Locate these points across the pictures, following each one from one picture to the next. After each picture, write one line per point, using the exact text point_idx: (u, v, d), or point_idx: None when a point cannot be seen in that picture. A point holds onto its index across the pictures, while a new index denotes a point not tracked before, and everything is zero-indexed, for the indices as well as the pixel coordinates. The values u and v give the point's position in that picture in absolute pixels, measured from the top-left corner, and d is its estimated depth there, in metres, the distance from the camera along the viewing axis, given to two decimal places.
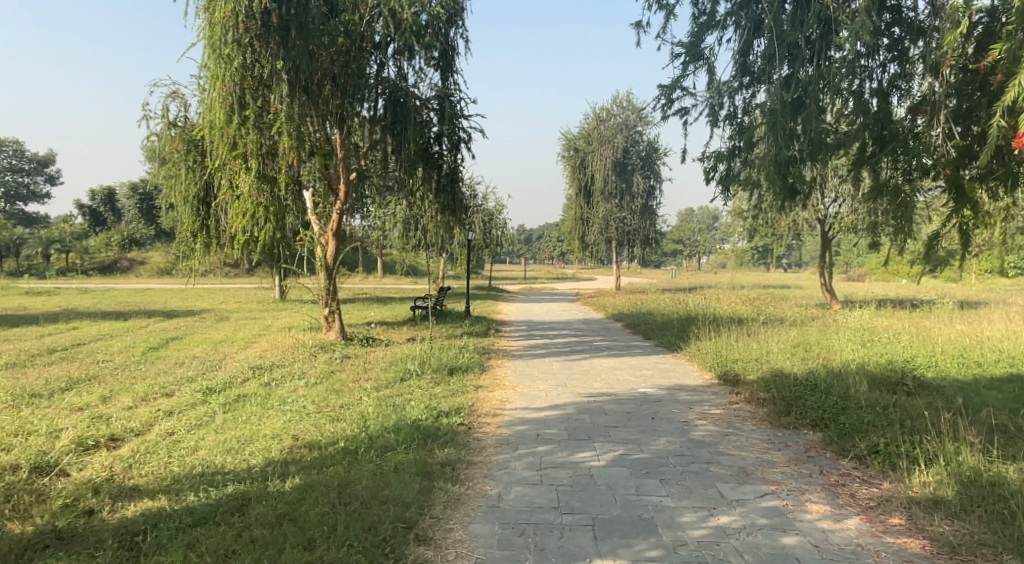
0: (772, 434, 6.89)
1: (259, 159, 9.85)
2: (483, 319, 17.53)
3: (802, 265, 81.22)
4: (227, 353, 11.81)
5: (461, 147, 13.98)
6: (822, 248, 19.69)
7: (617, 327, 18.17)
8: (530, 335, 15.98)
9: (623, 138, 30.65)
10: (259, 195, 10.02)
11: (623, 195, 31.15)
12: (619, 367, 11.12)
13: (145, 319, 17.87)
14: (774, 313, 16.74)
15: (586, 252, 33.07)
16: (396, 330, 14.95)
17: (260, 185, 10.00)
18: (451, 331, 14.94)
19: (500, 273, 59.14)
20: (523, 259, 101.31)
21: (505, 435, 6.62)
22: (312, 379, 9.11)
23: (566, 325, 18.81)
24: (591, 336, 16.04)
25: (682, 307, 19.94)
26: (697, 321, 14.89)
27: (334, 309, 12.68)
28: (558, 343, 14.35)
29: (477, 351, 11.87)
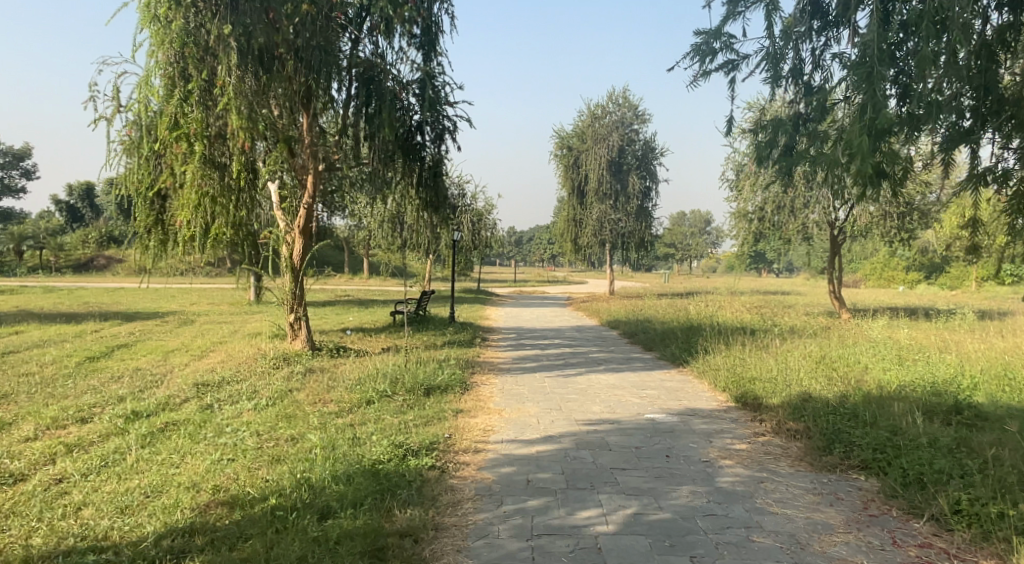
0: (815, 480, 5.65)
1: (204, 141, 8.65)
2: (469, 326, 16.22)
3: (795, 270, 80.33)
4: (178, 365, 10.45)
5: (445, 139, 12.69)
6: (832, 253, 18.48)
7: (614, 336, 16.87)
8: (519, 344, 14.66)
9: (618, 136, 29.41)
10: (203, 183, 8.81)
11: (618, 196, 29.94)
12: (620, 385, 9.84)
13: (101, 322, 16.45)
14: (784, 323, 15.50)
15: (579, 254, 31.82)
16: (374, 339, 13.59)
17: (207, 170, 8.80)
18: (433, 340, 13.61)
19: (491, 276, 57.94)
20: (514, 261, 99.95)
21: (487, 482, 5.33)
22: (263, 400, 7.78)
23: (559, 333, 17.51)
24: (586, 346, 14.75)
25: (682, 315, 18.69)
26: (703, 331, 13.62)
27: (300, 314, 11.30)
28: (551, 355, 13.04)
29: (460, 364, 10.57)
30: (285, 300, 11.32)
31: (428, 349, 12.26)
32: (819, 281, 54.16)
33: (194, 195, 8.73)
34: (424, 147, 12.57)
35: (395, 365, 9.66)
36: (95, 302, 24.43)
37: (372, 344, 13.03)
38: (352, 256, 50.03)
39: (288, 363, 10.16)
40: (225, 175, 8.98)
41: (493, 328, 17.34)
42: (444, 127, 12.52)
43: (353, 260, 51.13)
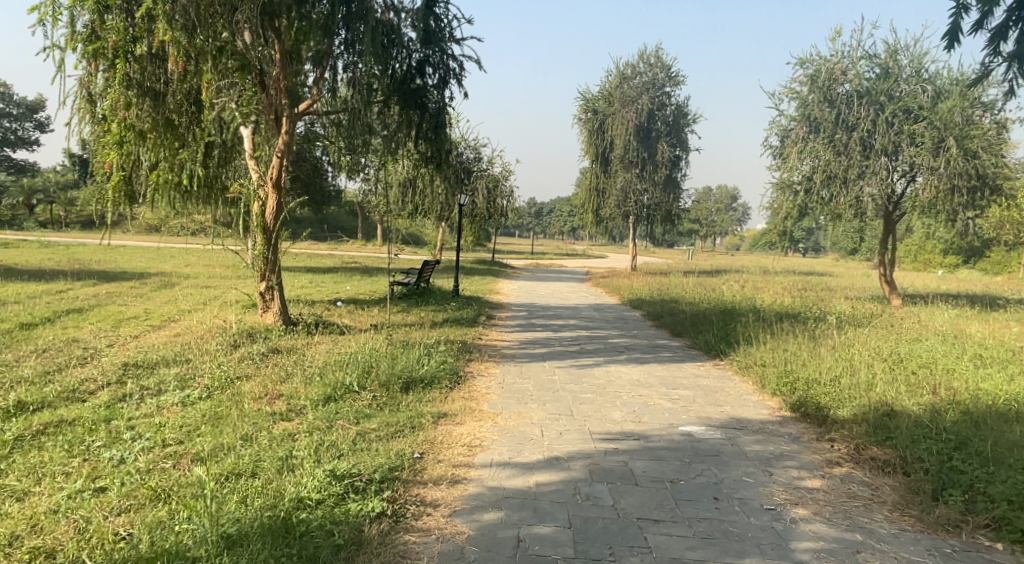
0: (934, 551, 3.97)
1: (127, 59, 8.04)
2: (475, 302, 14.50)
3: (822, 252, 77.86)
4: (124, 338, 8.85)
5: (450, 82, 10.89)
6: (885, 232, 16.74)
7: (637, 318, 15.06)
8: (530, 324, 12.93)
9: (648, 99, 27.38)
10: (131, 115, 8.41)
11: (645, 164, 27.91)
12: (646, 382, 8.11)
13: (74, 282, 15.01)
14: (833, 310, 13.62)
15: (601, 226, 29.93)
16: (363, 314, 11.91)
17: (137, 98, 8.34)
18: (431, 318, 11.92)
19: (509, 248, 56.19)
20: (534, 233, 97.91)
21: (458, 544, 3.70)
22: (198, 391, 6.16)
23: (575, 311, 15.73)
24: (606, 328, 12.97)
25: (714, 296, 16.84)
26: (740, 318, 11.79)
27: (273, 283, 9.60)
28: (564, 339, 11.29)
29: (455, 348, 8.89)
30: (256, 264, 9.65)
31: (423, 328, 10.55)
32: (850, 264, 51.76)
33: (120, 129, 8.35)
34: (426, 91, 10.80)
35: (377, 347, 7.98)
36: (86, 258, 23.12)
37: (360, 319, 11.38)
38: (367, 222, 48.49)
39: (251, 341, 8.53)
40: (163, 104, 8.59)
41: (502, 304, 15.59)
42: (448, 67, 10.74)
43: (368, 225, 49.60)
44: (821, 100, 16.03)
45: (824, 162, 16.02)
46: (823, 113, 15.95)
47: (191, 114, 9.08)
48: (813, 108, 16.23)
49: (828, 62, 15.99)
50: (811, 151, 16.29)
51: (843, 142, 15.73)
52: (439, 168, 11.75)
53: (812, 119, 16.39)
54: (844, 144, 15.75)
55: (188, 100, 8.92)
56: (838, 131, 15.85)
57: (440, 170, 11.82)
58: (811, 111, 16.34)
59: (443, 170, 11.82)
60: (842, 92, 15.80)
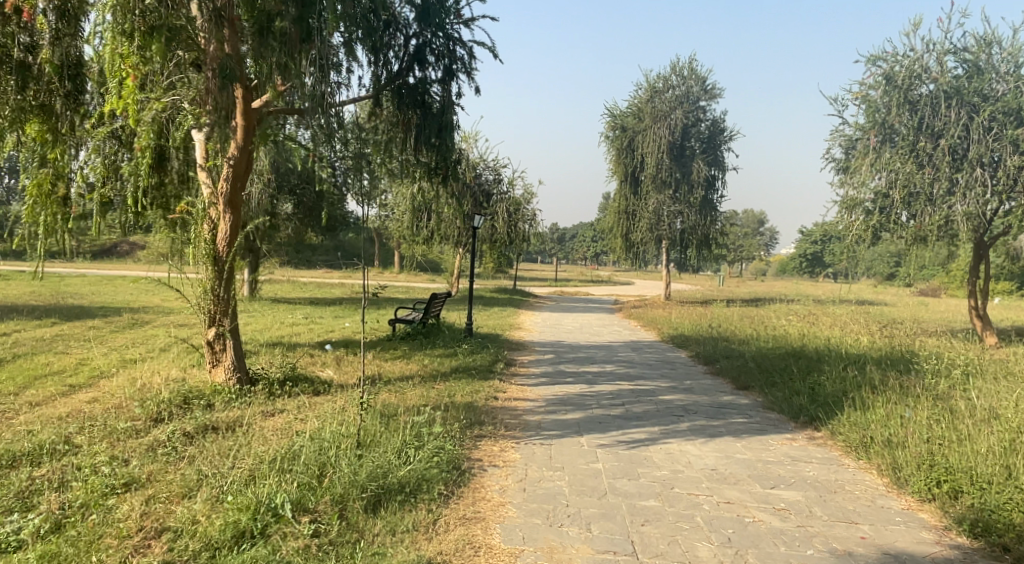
0: None
1: None
2: (491, 343, 12.12)
3: (855, 276, 74.63)
4: (17, 408, 6.42)
5: (456, 75, 8.67)
6: (978, 257, 14.96)
7: (685, 361, 12.58)
8: (557, 372, 10.52)
9: (682, 114, 25.17)
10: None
11: (679, 184, 25.64)
12: (730, 475, 5.80)
13: (25, 320, 12.84)
14: (933, 358, 11.05)
15: (630, 253, 27.54)
16: (351, 365, 9.46)
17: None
18: (435, 369, 9.51)
19: (527, 274, 53.82)
20: (556, 258, 95.37)
21: None
22: (50, 516, 4.05)
23: (610, 352, 13.28)
24: (652, 377, 10.52)
25: (777, 335, 14.28)
26: (825, 376, 9.29)
27: (225, 328, 7.19)
28: (603, 394, 8.86)
29: (462, 419, 6.58)
30: (204, 304, 7.20)
31: (424, 388, 8.10)
32: (890, 291, 48.61)
33: None
34: (427, 85, 8.63)
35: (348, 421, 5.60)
36: (69, 291, 21.00)
37: (345, 374, 8.94)
38: (382, 247, 46.39)
39: (181, 413, 6.10)
40: (31, 81, 6.77)
41: (523, 345, 13.19)
42: (455, 56, 8.54)
43: (384, 252, 47.43)
44: (900, 103, 14.05)
45: (894, 175, 14.20)
46: (901, 119, 14.02)
47: (67, 91, 7.11)
48: (888, 113, 14.31)
49: (905, 58, 14.05)
50: (886, 162, 14.31)
51: (927, 151, 13.83)
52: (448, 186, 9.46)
53: (886, 126, 14.43)
54: (928, 154, 13.85)
55: (61, 76, 7.00)
56: (920, 137, 13.91)
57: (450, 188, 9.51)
58: (888, 116, 14.34)
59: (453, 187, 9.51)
60: (924, 94, 13.88)
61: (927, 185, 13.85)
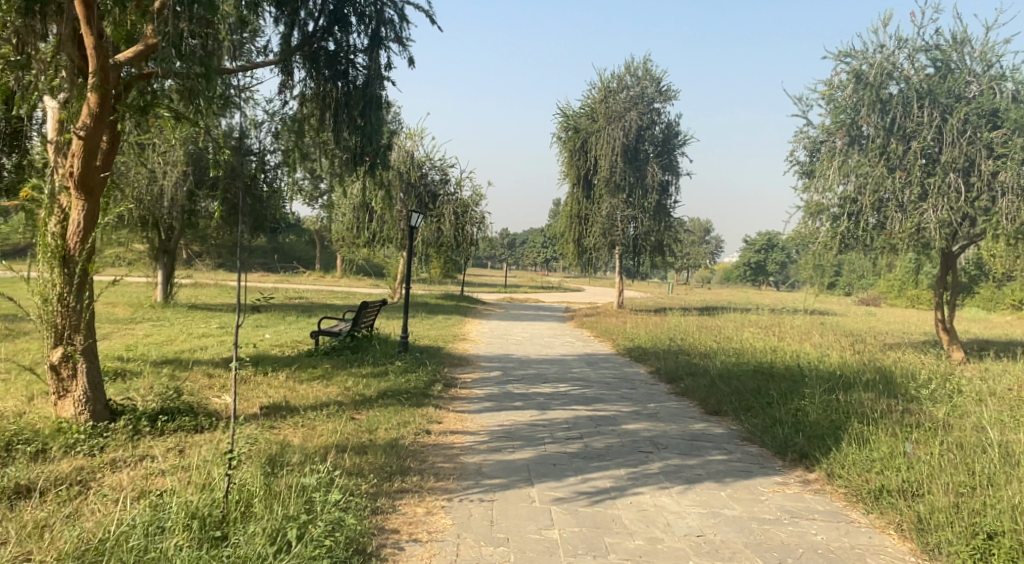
0: None
1: None
2: (429, 359, 10.65)
3: (800, 286, 75.50)
4: None
5: (386, 44, 7.25)
6: (946, 269, 13.96)
7: (646, 379, 11.35)
8: (504, 394, 9.13)
9: (637, 115, 24.13)
10: None
11: (633, 188, 24.60)
12: (722, 544, 4.55)
13: None
14: (917, 380, 10.03)
15: (581, 259, 26.38)
16: (254, 390, 7.93)
17: None
18: (359, 394, 8.02)
19: (476, 279, 52.43)
20: (504, 263, 94.01)
21: None
22: None
23: (563, 368, 11.95)
24: (612, 400, 9.21)
25: (741, 349, 13.17)
26: (808, 402, 8.17)
27: (75, 350, 5.65)
28: (557, 424, 7.51)
29: (380, 469, 5.19)
30: (48, 320, 5.63)
31: (337, 422, 6.63)
32: (838, 300, 48.75)
33: None
34: (351, 53, 7.24)
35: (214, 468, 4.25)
36: None
37: (246, 402, 7.40)
38: (322, 249, 44.27)
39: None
40: None
41: (466, 360, 11.76)
42: (384, 19, 7.11)
43: (324, 255, 45.29)
44: (871, 102, 12.96)
45: (862, 177, 13.20)
46: (871, 119, 13.00)
47: None
48: (857, 113, 13.29)
49: (876, 54, 13.04)
50: (855, 166, 13.30)
51: (898, 154, 12.80)
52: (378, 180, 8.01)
53: (854, 128, 13.44)
54: (899, 157, 12.81)
55: None
56: (891, 139, 12.91)
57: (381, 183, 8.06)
58: (858, 115, 13.36)
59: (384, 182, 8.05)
60: (893, 93, 12.87)
61: (898, 191, 12.82)
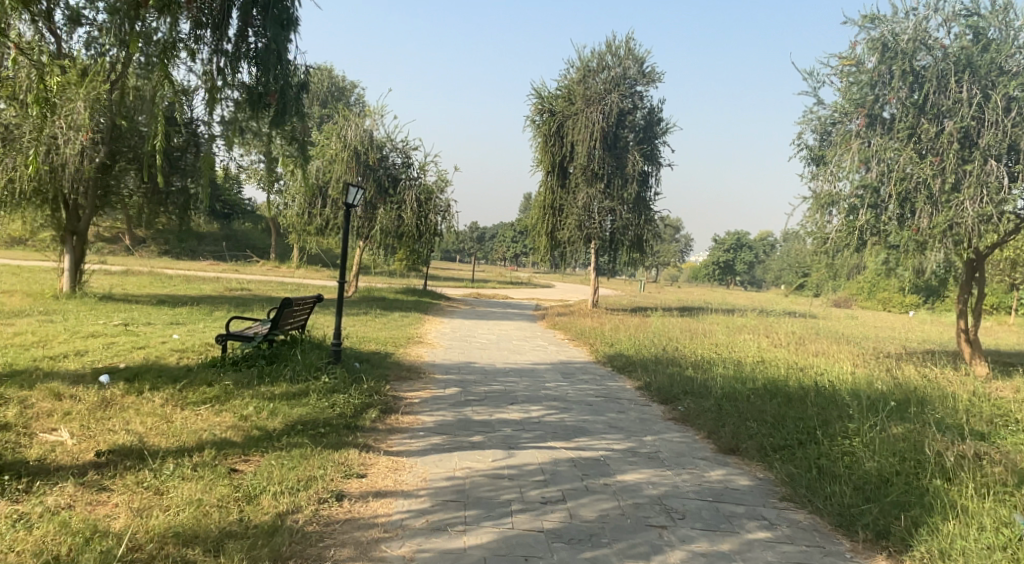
0: None
1: None
2: (367, 372, 8.43)
3: (772, 287, 74.72)
4: None
5: None
6: (972, 271, 12.03)
7: (637, 396, 9.28)
8: (459, 422, 6.98)
9: (618, 97, 22.11)
10: None
11: (612, 177, 22.65)
12: None
13: None
14: (971, 409, 8.13)
15: (554, 254, 24.32)
16: (106, 426, 5.78)
17: None
18: (256, 429, 5.85)
19: (442, 274, 50.12)
20: (472, 257, 91.73)
21: None
22: None
23: (535, 382, 9.82)
24: (599, 432, 7.11)
25: (744, 360, 11.21)
26: (860, 440, 6.18)
27: None
28: (529, 474, 5.40)
29: None
30: None
31: (196, 487, 4.50)
32: (815, 301, 47.47)
33: None
34: None
35: None
36: None
37: (80, 447, 5.24)
38: (277, 238, 41.47)
39: None
40: None
41: (416, 371, 9.56)
42: None
43: (280, 245, 42.47)
44: (899, 75, 11.03)
45: (886, 163, 11.13)
46: (899, 92, 11.07)
47: None
48: (884, 88, 11.32)
49: (904, 21, 11.15)
50: (876, 150, 11.24)
51: (929, 135, 10.87)
52: (291, 136, 6.99)
53: (875, 106, 11.45)
54: (932, 139, 10.88)
55: None
56: (921, 119, 10.97)
57: (291, 138, 6.99)
58: (881, 91, 11.38)
59: (297, 138, 7.00)
60: (925, 66, 11.02)
61: (931, 177, 10.69)
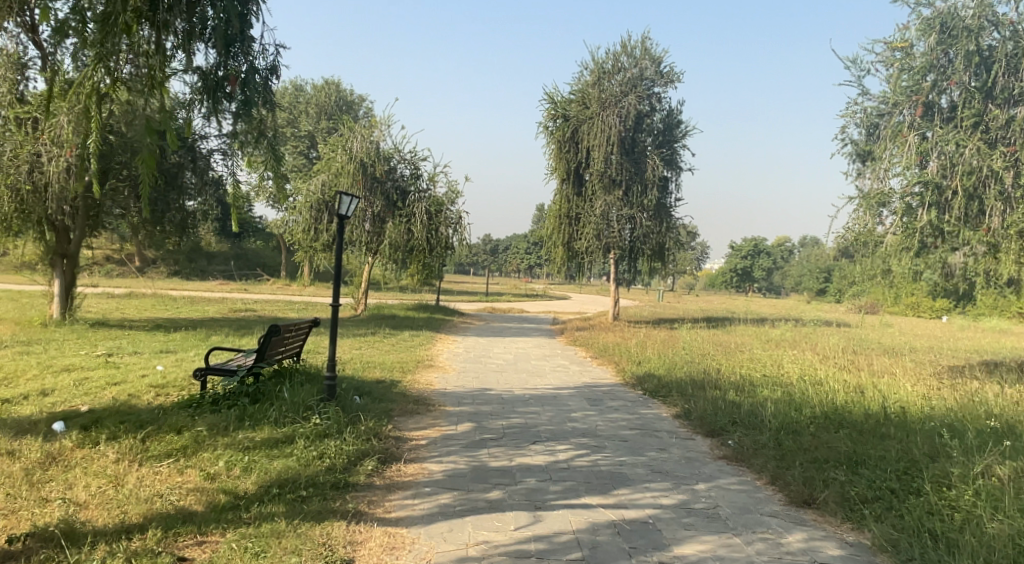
0: None
1: None
2: (367, 409, 7.30)
3: (792, 293, 73.26)
4: None
5: None
6: None
7: (678, 428, 8.08)
8: (473, 472, 5.82)
9: (635, 99, 21.03)
10: None
11: (631, 183, 21.55)
12: None
13: None
14: None
15: (571, 265, 23.18)
16: (39, 495, 4.71)
17: None
18: (223, 494, 4.78)
19: (455, 288, 49.13)
20: (486, 271, 90.84)
21: None
22: None
23: (560, 413, 8.65)
24: (641, 480, 5.91)
25: (793, 380, 9.95)
26: (974, 490, 4.98)
27: None
28: (563, 550, 4.26)
29: None
30: None
31: None
32: (839, 307, 46.03)
33: None
34: None
35: None
36: None
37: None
38: (287, 256, 40.65)
39: None
40: None
41: (424, 403, 8.39)
42: None
43: (289, 262, 41.57)
44: (965, 57, 9.78)
45: (947, 156, 9.79)
46: (964, 77, 9.81)
47: None
48: (946, 73, 9.99)
49: None
50: (936, 142, 9.88)
51: (1000, 124, 9.58)
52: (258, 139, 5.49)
53: (932, 93, 10.10)
54: (1003, 127, 9.65)
55: None
56: (989, 105, 9.73)
57: (260, 137, 5.44)
58: (942, 76, 10.06)
59: (267, 137, 5.46)
60: (994, 45, 9.72)
61: (1002, 169, 9.52)
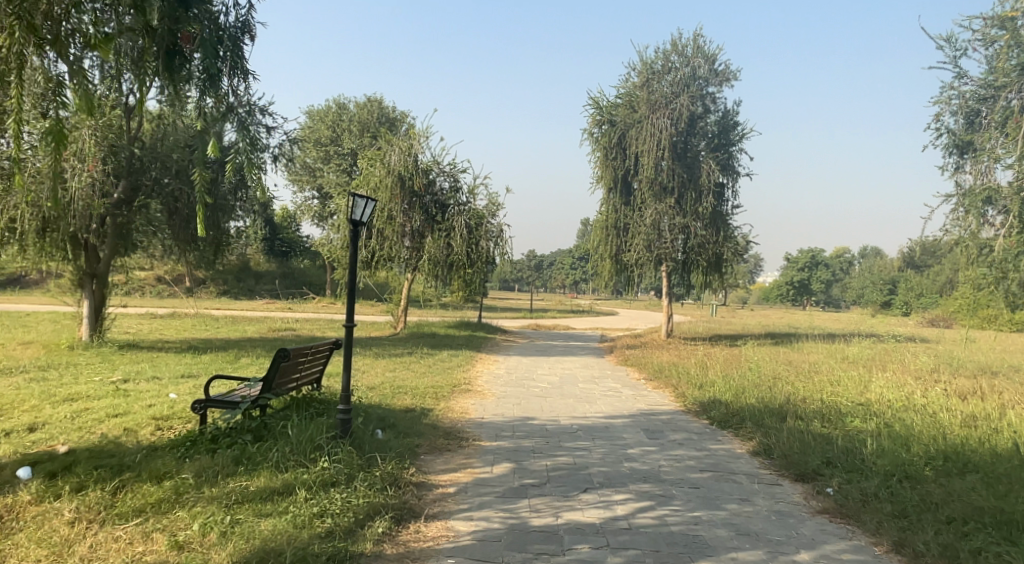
0: None
1: None
2: (388, 447, 6.19)
3: (853, 306, 70.20)
4: None
5: None
6: None
7: (756, 468, 6.76)
8: (511, 534, 4.64)
9: (688, 100, 19.77)
10: None
11: (685, 189, 20.21)
12: None
13: None
14: None
15: (621, 278, 21.91)
16: None
17: None
18: None
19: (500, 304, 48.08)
20: (533, 287, 89.69)
21: None
22: None
23: (615, 448, 7.40)
24: (724, 546, 4.67)
25: (887, 409, 8.50)
26: None
27: None
28: None
29: None
30: None
31: None
32: (905, 320, 43.49)
33: None
34: None
35: None
36: None
37: None
38: (331, 274, 40.18)
39: None
40: None
41: (457, 437, 7.24)
42: None
43: (333, 280, 41.05)
44: None
45: None
46: None
47: None
48: None
49: None
50: None
51: None
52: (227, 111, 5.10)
53: None
54: None
55: None
56: None
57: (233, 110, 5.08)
58: None
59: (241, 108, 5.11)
60: None
61: None
